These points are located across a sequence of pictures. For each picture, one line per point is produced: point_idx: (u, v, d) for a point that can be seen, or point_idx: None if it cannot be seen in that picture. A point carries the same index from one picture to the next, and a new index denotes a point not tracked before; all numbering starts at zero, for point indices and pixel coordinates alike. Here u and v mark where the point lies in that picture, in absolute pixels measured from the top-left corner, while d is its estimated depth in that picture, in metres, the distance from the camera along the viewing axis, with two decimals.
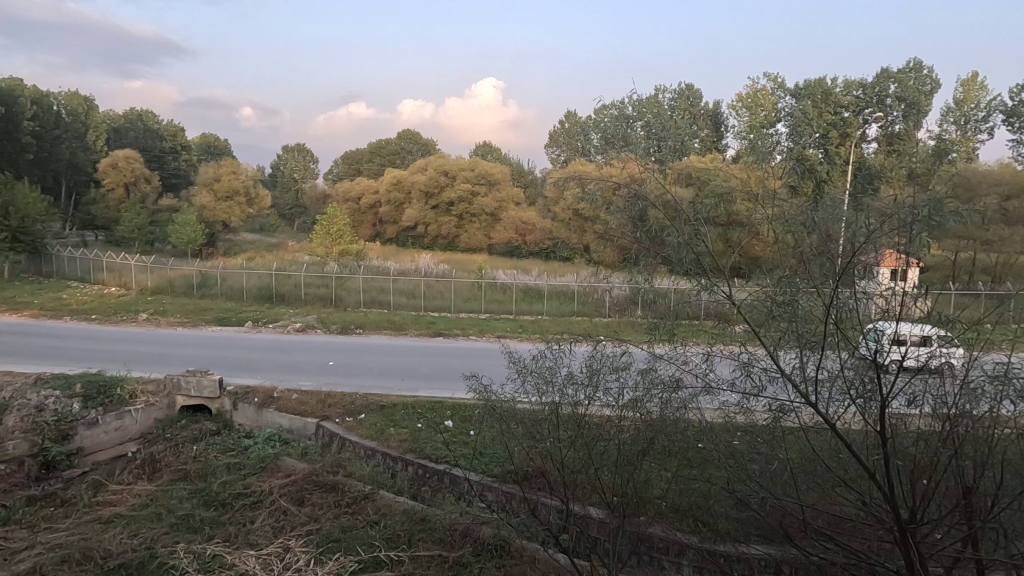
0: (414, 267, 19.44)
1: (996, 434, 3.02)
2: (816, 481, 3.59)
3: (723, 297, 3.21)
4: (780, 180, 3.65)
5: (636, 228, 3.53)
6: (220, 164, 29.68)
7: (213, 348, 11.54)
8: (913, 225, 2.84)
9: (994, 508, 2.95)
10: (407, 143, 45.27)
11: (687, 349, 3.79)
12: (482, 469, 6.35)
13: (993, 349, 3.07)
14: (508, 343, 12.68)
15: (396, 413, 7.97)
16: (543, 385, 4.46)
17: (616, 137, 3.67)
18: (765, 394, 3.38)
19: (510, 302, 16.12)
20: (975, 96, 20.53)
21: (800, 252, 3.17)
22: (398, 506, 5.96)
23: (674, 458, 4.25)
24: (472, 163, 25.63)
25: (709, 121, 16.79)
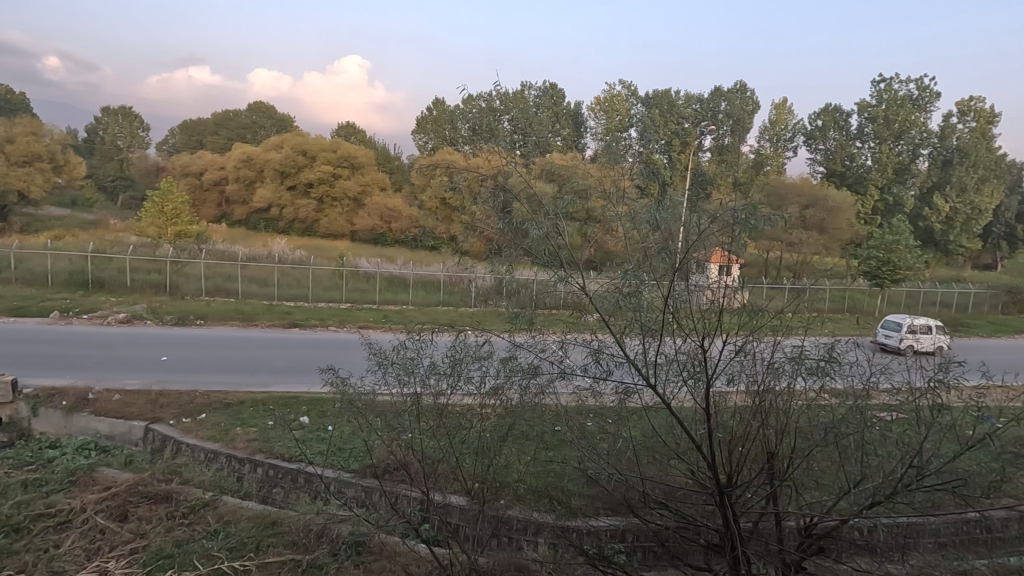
0: (266, 251, 17.94)
1: (792, 406, 3.60)
2: (657, 457, 3.92)
3: (577, 288, 3.43)
4: (629, 180, 3.95)
5: (500, 220, 3.65)
6: (14, 123, 24.62)
7: (7, 344, 9.56)
8: (735, 225, 3.25)
9: (789, 469, 3.48)
10: (260, 117, 41.53)
11: (545, 337, 3.92)
12: (342, 465, 6.08)
13: (792, 334, 3.70)
14: (370, 334, 12.31)
15: (243, 411, 7.33)
16: (404, 376, 4.33)
17: (483, 130, 3.90)
18: (613, 377, 3.62)
19: (374, 292, 15.61)
20: (784, 118, 24.09)
21: (645, 247, 3.44)
22: (246, 511, 5.48)
23: (533, 442, 4.61)
24: (334, 144, 24.26)
25: (570, 120, 17.67)
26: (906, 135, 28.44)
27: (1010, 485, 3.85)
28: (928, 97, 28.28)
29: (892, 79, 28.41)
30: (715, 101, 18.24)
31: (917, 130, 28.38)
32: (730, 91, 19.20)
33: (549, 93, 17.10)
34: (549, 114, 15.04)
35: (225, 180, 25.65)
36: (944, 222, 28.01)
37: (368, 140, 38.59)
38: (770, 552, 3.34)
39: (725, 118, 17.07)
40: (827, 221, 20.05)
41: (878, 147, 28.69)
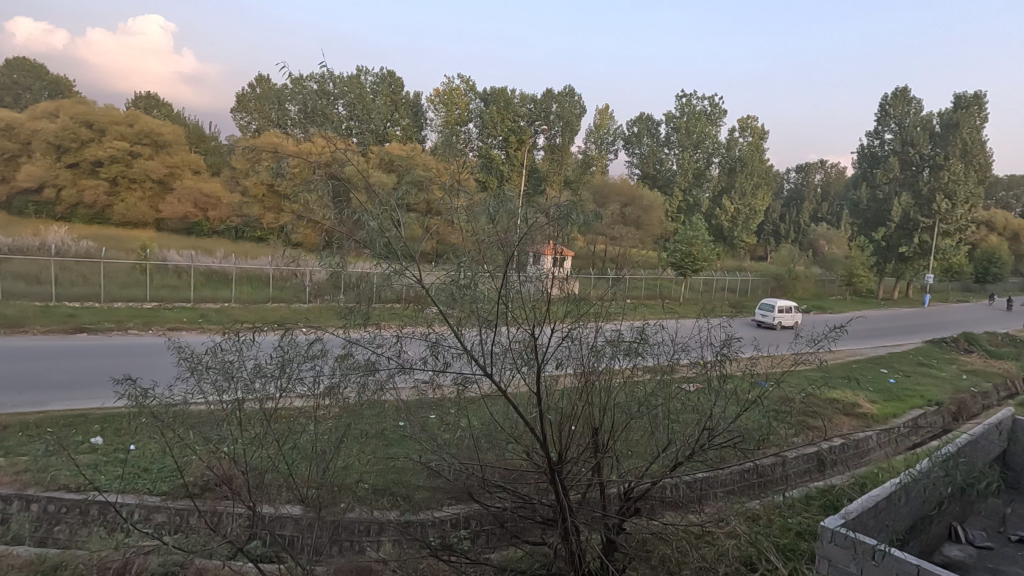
0: (38, 242, 14.75)
1: (610, 384, 3.98)
2: (496, 444, 4.07)
3: (413, 281, 3.36)
4: (470, 174, 4.09)
5: (334, 209, 3.52)
6: None
7: None
8: (560, 220, 3.45)
9: (610, 440, 3.83)
10: (24, 77, 34.02)
11: (380, 332, 3.84)
12: (149, 488, 5.28)
13: (610, 320, 4.15)
14: (180, 337, 10.84)
15: (8, 439, 5.97)
16: (223, 382, 3.87)
17: (316, 113, 3.62)
18: (451, 369, 3.63)
19: (187, 288, 13.78)
20: (607, 123, 26.40)
21: (479, 239, 3.56)
22: (14, 558, 4.50)
23: (374, 439, 4.47)
24: (130, 117, 20.79)
25: (409, 110, 17.34)
26: (702, 144, 33.06)
27: (777, 437, 4.68)
28: (718, 113, 33.15)
29: (692, 95, 32.74)
30: (547, 103, 19.30)
31: (710, 141, 33.17)
32: (560, 94, 20.45)
33: (387, 79, 16.54)
34: (386, 102, 14.57)
35: None
36: (731, 220, 33.22)
37: (175, 115, 33.72)
38: (595, 517, 3.68)
39: (556, 119, 18.17)
40: (643, 217, 22.51)
41: (681, 154, 32.93)
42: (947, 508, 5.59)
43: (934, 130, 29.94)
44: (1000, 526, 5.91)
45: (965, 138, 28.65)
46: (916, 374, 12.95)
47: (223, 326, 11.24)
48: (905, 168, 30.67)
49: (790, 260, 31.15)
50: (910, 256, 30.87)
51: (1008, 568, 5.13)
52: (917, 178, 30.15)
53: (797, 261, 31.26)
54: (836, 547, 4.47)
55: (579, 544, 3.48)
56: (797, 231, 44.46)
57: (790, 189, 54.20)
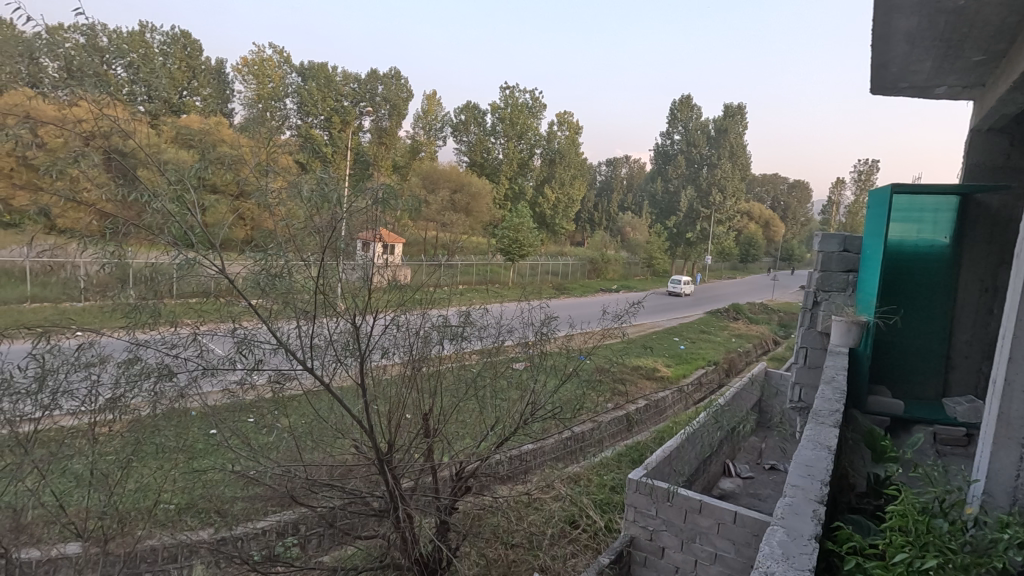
0: None
1: (439, 369, 4.04)
2: (320, 441, 3.86)
3: (215, 271, 2.97)
4: (286, 155, 3.80)
5: (113, 188, 3.06)
6: None
7: None
8: (379, 205, 3.36)
9: (441, 425, 3.87)
10: None
11: (176, 330, 3.38)
12: None
13: (437, 306, 4.18)
14: None
15: None
16: None
17: (81, 71, 3.00)
18: (265, 366, 3.41)
19: None
20: (434, 110, 26.37)
21: (293, 225, 3.31)
22: None
23: (175, 453, 3.96)
24: None
25: (210, 78, 15.31)
26: (525, 136, 34.78)
27: (591, 405, 5.20)
28: (539, 107, 35.07)
29: (515, 87, 34.12)
30: (372, 83, 18.64)
31: (532, 133, 35.02)
32: (386, 74, 19.86)
33: (179, 39, 14.40)
34: (177, 67, 12.59)
35: None
36: (552, 208, 35.75)
37: None
38: (428, 502, 3.69)
39: (383, 101, 17.60)
40: (471, 204, 22.97)
41: (507, 144, 34.29)
42: (720, 449, 6.78)
43: (710, 133, 35.20)
44: (758, 458, 7.35)
45: (732, 142, 34.47)
46: (699, 340, 15.37)
47: None
48: (690, 166, 35.77)
49: (603, 245, 34.54)
50: (694, 241, 36.32)
51: (763, 490, 6.40)
52: (699, 174, 35.41)
53: (609, 246, 34.82)
54: (640, 495, 5.13)
55: (412, 531, 3.47)
56: (608, 219, 49.44)
57: (602, 181, 59.78)
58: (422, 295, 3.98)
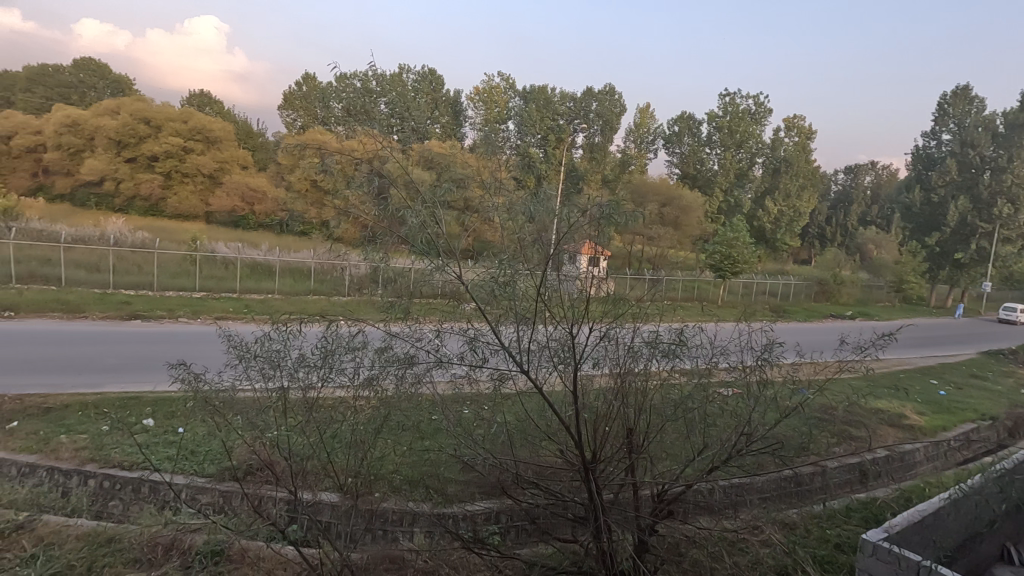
0: (99, 234, 16.13)
1: (649, 386, 3.99)
2: (527, 439, 4.12)
3: (453, 276, 3.51)
4: (507, 172, 4.12)
5: (376, 205, 3.68)
6: None
7: None
8: (600, 221, 3.49)
9: (645, 442, 3.83)
10: (86, 77, 42.30)
11: (421, 326, 3.95)
12: (199, 470, 5.98)
13: (648, 321, 4.13)
14: (230, 326, 11.33)
15: (68, 417, 6.90)
16: (269, 370, 4.11)
17: (357, 110, 3.76)
18: (488, 365, 3.75)
19: (233, 279, 14.41)
20: (647, 122, 26.16)
21: (520, 238, 3.60)
22: (72, 533, 5.17)
23: (408, 432, 4.63)
24: (184, 115, 24.77)
25: (450, 108, 17.59)
26: (745, 144, 32.31)
27: (816, 445, 4.60)
28: (762, 112, 32.29)
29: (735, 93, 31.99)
30: (587, 100, 19.33)
31: (754, 141, 32.38)
32: (601, 91, 20.45)
33: (428, 77, 16.88)
34: (426, 100, 14.70)
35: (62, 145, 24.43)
36: (773, 222, 32.42)
37: (224, 113, 38.94)
38: (627, 518, 3.67)
39: (596, 117, 18.11)
40: (681, 218, 22.19)
41: (723, 155, 32.30)
42: (1000, 526, 5.35)
43: (997, 130, 28.44)
44: None
45: None
46: (970, 386, 12.29)
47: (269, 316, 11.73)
48: (963, 171, 29.13)
49: (834, 265, 30.14)
50: (966, 263, 29.35)
51: None
52: (977, 181, 28.58)
53: (842, 265, 30.22)
54: (879, 562, 4.31)
55: (611, 543, 3.52)
56: (845, 235, 42.89)
57: (838, 192, 52.30)
58: (634, 312, 3.96)
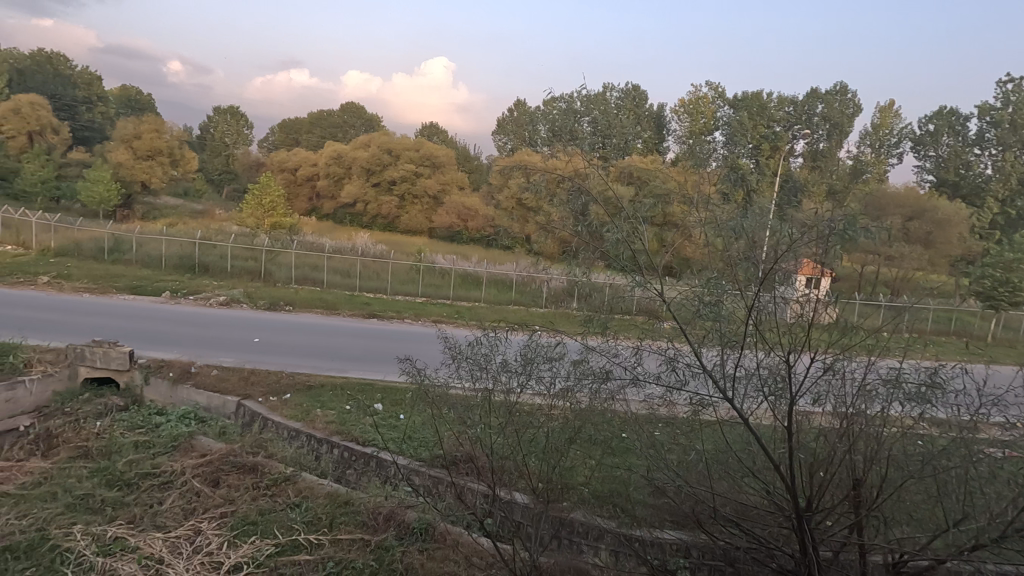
0: (351, 246, 19.62)
1: (885, 433, 3.33)
2: (727, 471, 3.81)
3: (654, 294, 3.41)
4: (714, 186, 3.85)
5: (576, 222, 3.73)
6: (141, 123, 32.42)
7: (148, 320, 11.10)
8: (830, 236, 3.13)
9: (876, 498, 3.31)
10: (349, 117, 52.04)
11: (618, 342, 3.93)
12: (413, 454, 6.82)
13: (887, 355, 3.52)
14: (449, 329, 12.73)
15: (323, 395, 8.48)
16: (476, 371, 4.48)
17: (563, 131, 3.88)
18: (687, 388, 3.64)
19: (448, 287, 16.15)
20: (889, 122, 22.37)
21: (728, 256, 3.39)
22: (320, 490, 6.34)
23: (599, 446, 4.61)
24: (417, 144, 28.81)
25: (654, 122, 17.35)
26: None
27: None
28: None
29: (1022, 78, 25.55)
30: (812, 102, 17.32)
31: None
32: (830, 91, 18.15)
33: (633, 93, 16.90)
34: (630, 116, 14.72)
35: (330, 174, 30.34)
36: None
37: (448, 141, 44.28)
38: None
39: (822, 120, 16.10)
40: (933, 234, 18.44)
41: (1001, 155, 25.94)
42: None
43: None
44: None
45: None
46: None
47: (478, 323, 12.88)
48: None
49: None
50: None
51: None
52: None
53: None
54: None
55: None
56: None
57: None
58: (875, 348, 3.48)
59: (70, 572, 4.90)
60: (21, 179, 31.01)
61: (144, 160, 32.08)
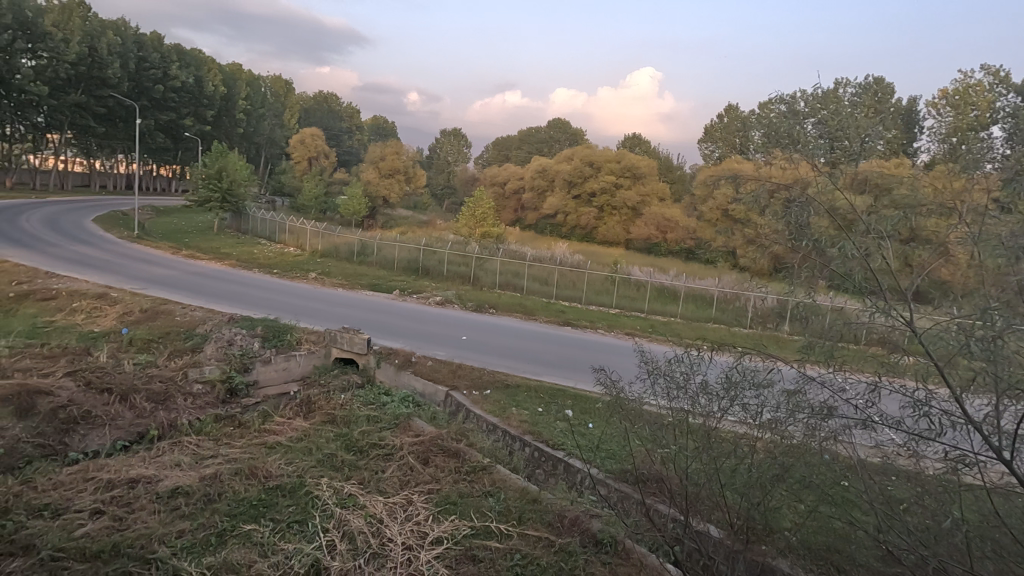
0: (550, 255, 20.53)
1: None
2: (998, 553, 3.10)
3: (900, 323, 2.91)
4: (991, 193, 3.09)
5: (796, 236, 3.42)
6: (386, 146, 38.51)
7: (381, 313, 13.09)
8: None
9: None
10: (556, 132, 54.71)
11: (845, 376, 3.51)
12: (600, 465, 6.84)
13: None
14: (647, 345, 12.45)
15: (518, 395, 9.02)
16: (673, 390, 4.33)
17: (781, 135, 3.54)
18: (943, 439, 2.96)
19: (643, 300, 15.83)
20: None
21: (1014, 280, 2.69)
22: (512, 484, 6.74)
23: (813, 492, 4.05)
24: (619, 156, 29.02)
25: None
26: None
27: None
28: None
29: None
30: None
31: None
32: None
33: None
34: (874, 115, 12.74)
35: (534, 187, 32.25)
36: None
37: (650, 152, 43.63)
38: None
39: None
40: None
41: None
42: None
43: None
44: None
45: None
46: None
47: (677, 340, 12.36)
48: None
49: None
50: None
51: None
52: None
53: None
54: None
55: None
56: None
57: None
58: None
59: (318, 514, 5.99)
60: (303, 195, 39.16)
61: (387, 178, 37.94)
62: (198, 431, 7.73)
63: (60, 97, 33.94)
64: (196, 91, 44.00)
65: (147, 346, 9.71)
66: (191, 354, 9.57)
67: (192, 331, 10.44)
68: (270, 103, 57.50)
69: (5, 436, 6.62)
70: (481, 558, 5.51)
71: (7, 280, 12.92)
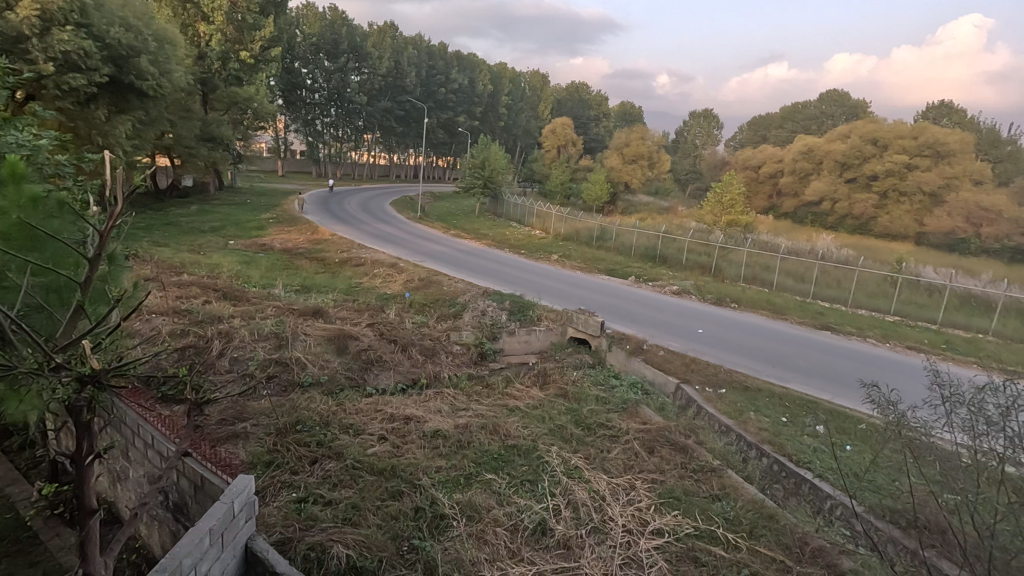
0: (810, 248, 18.07)
1: None
2: None
3: None
4: None
5: None
6: (631, 132, 38.54)
7: (616, 299, 13.26)
8: None
9: None
10: (828, 106, 47.58)
11: None
12: (859, 496, 5.87)
13: None
14: (943, 365, 10.04)
15: (759, 399, 8.25)
16: (981, 425, 3.46)
17: None
18: None
19: (937, 309, 12.80)
20: None
21: None
22: (744, 493, 6.25)
23: None
24: (915, 131, 23.89)
25: None
26: None
27: None
28: None
29: None
30: None
31: None
32: None
33: None
34: None
35: (795, 171, 28.67)
36: None
37: (964, 122, 34.67)
38: None
39: None
40: None
41: None
42: None
43: None
44: None
45: None
46: None
47: (988, 364, 9.73)
48: None
49: None
50: None
51: None
52: None
53: None
54: None
55: None
56: None
57: None
58: None
59: (547, 478, 6.47)
60: (550, 181, 41.75)
61: (630, 164, 37.99)
62: (455, 386, 9.02)
63: (374, 105, 42.37)
64: (468, 91, 50.36)
65: (421, 309, 11.64)
66: (453, 319, 11.16)
67: (455, 299, 12.13)
68: (528, 97, 62.50)
69: (329, 367, 8.73)
70: (703, 562, 5.26)
71: (336, 249, 16.83)
